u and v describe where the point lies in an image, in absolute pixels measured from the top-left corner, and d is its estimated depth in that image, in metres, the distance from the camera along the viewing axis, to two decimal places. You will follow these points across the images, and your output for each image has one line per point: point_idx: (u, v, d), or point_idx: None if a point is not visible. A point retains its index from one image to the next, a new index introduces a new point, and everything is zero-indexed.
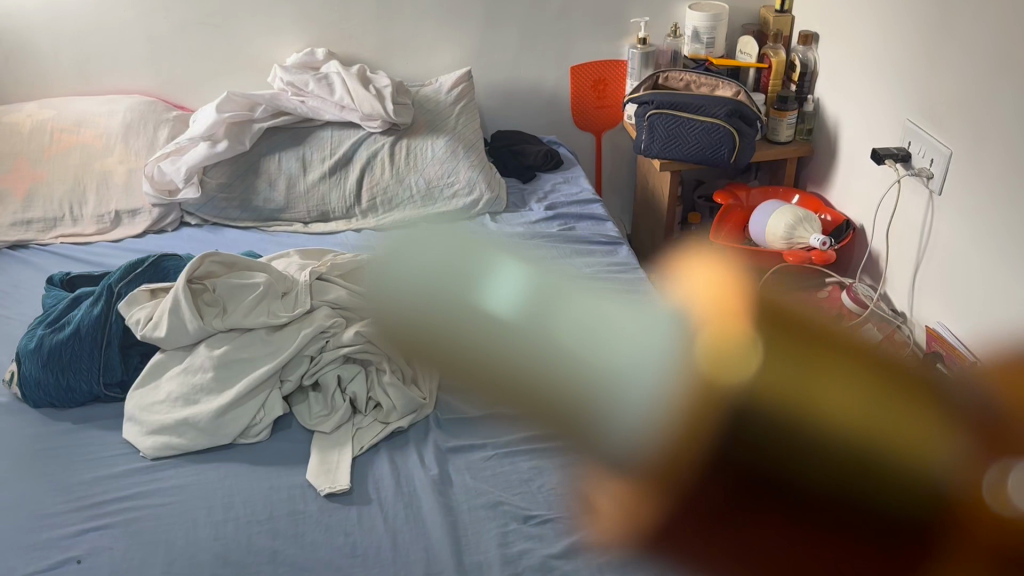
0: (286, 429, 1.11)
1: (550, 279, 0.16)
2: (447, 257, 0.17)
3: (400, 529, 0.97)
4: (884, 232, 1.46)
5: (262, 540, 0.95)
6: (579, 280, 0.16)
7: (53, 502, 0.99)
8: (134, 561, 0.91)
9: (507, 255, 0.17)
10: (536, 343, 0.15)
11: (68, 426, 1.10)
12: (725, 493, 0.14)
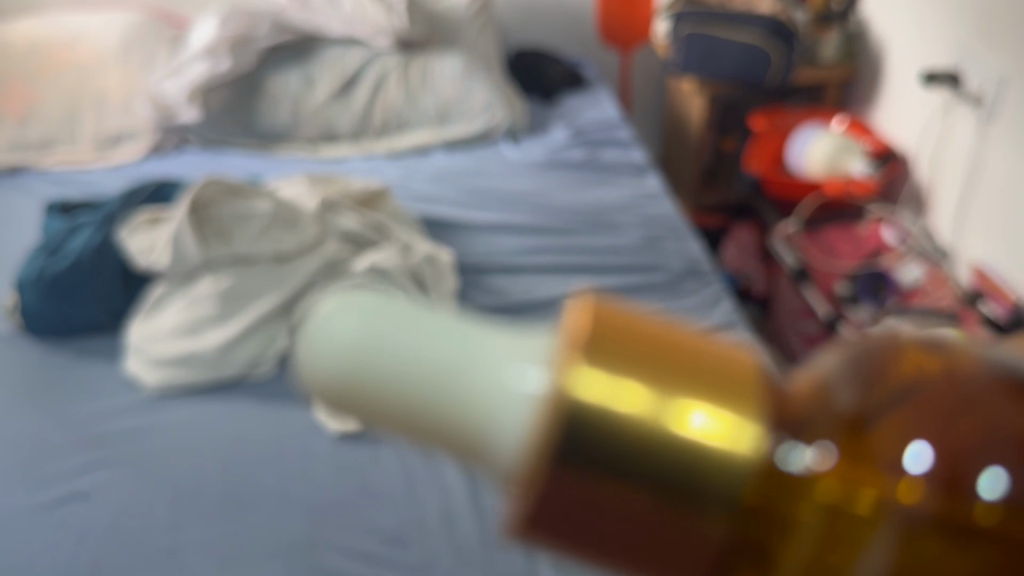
0: (296, 365, 1.06)
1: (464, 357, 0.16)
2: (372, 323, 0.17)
3: (415, 470, 0.94)
4: (931, 160, 1.37)
5: (272, 479, 0.91)
6: (470, 340, 0.16)
7: (57, 435, 0.96)
8: (140, 498, 0.89)
9: (407, 325, 0.16)
10: (443, 407, 0.16)
11: (70, 358, 1.06)
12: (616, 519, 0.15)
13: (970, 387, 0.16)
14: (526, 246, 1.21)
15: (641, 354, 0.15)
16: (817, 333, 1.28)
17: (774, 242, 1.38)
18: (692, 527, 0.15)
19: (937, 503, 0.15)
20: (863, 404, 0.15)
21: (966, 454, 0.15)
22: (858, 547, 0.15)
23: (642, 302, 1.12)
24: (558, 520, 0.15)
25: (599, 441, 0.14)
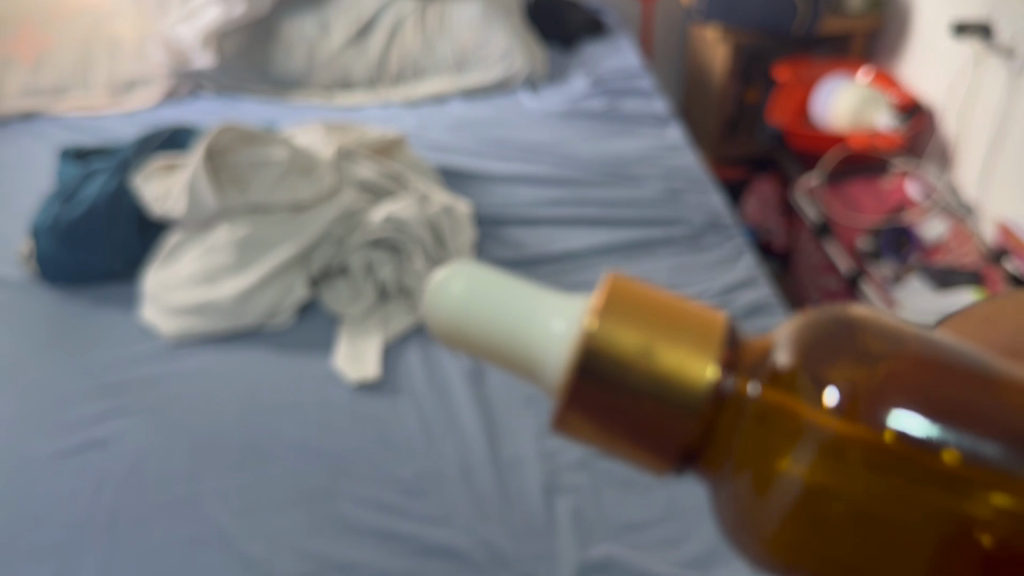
0: (313, 315, 1.05)
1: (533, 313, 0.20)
2: (476, 284, 0.20)
3: (432, 421, 0.95)
4: (959, 114, 1.33)
5: (291, 427, 0.92)
6: (542, 300, 0.20)
7: (74, 383, 0.96)
8: (160, 446, 0.90)
9: (500, 290, 0.20)
10: (517, 347, 0.20)
11: (86, 305, 1.05)
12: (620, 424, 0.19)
13: (900, 350, 0.20)
14: (545, 198, 1.20)
15: (641, 312, 0.18)
16: (837, 289, 1.28)
17: (796, 194, 1.36)
18: (681, 425, 0.19)
19: (856, 427, 0.19)
20: (813, 346, 0.20)
21: (870, 398, 0.19)
22: (786, 447, 0.19)
23: (662, 257, 1.10)
24: (581, 422, 0.19)
25: (607, 363, 0.18)
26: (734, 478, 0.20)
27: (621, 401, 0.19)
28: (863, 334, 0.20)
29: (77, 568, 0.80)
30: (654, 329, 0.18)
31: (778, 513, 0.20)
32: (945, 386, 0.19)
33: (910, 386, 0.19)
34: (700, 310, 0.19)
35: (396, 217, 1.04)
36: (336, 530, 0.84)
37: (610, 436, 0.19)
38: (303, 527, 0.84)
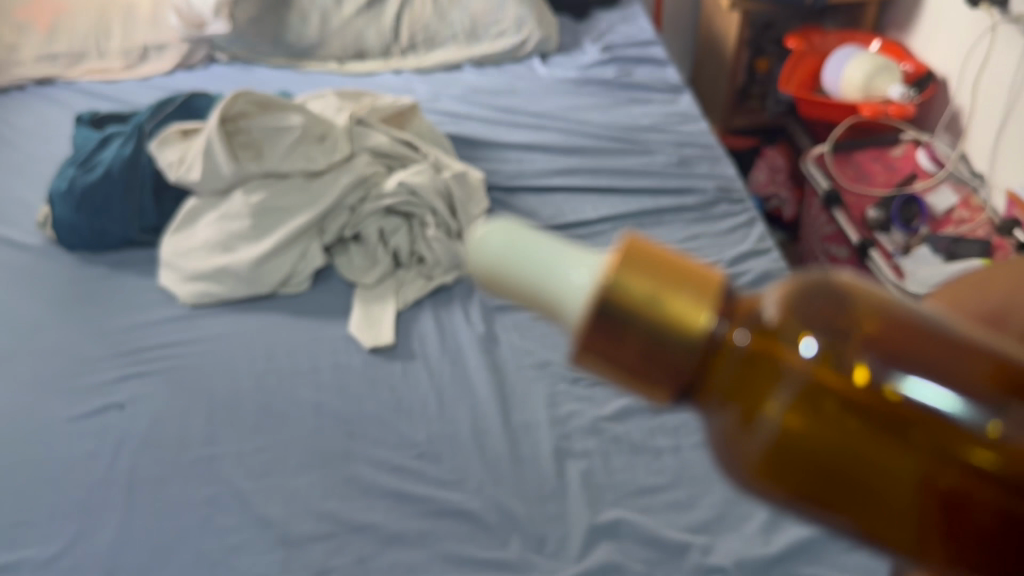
0: (327, 281, 1.07)
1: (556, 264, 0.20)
2: (506, 235, 0.20)
3: (446, 386, 0.96)
4: (972, 85, 1.33)
5: (307, 392, 0.94)
6: (563, 253, 0.20)
7: (93, 347, 0.98)
8: (178, 410, 0.92)
9: (528, 242, 0.20)
10: (540, 295, 0.20)
11: (103, 271, 1.06)
12: (623, 362, 0.19)
13: (878, 306, 0.20)
14: (557, 166, 1.20)
15: (646, 263, 0.19)
16: (846, 259, 1.29)
17: (806, 163, 1.36)
18: (682, 366, 0.19)
19: (833, 373, 0.19)
20: (795, 297, 0.20)
21: (850, 347, 0.19)
22: (766, 387, 0.20)
23: (673, 225, 1.11)
24: (597, 362, 0.20)
25: (617, 314, 0.18)
26: (721, 411, 0.20)
27: (624, 343, 0.19)
28: (843, 288, 0.20)
29: (99, 528, 0.82)
30: (661, 279, 0.18)
31: (755, 450, 0.20)
32: (917, 341, 0.20)
33: (883, 337, 0.19)
34: (703, 265, 0.19)
35: (409, 185, 1.04)
36: (351, 492, 0.86)
37: (623, 374, 0.20)
38: (319, 490, 0.86)
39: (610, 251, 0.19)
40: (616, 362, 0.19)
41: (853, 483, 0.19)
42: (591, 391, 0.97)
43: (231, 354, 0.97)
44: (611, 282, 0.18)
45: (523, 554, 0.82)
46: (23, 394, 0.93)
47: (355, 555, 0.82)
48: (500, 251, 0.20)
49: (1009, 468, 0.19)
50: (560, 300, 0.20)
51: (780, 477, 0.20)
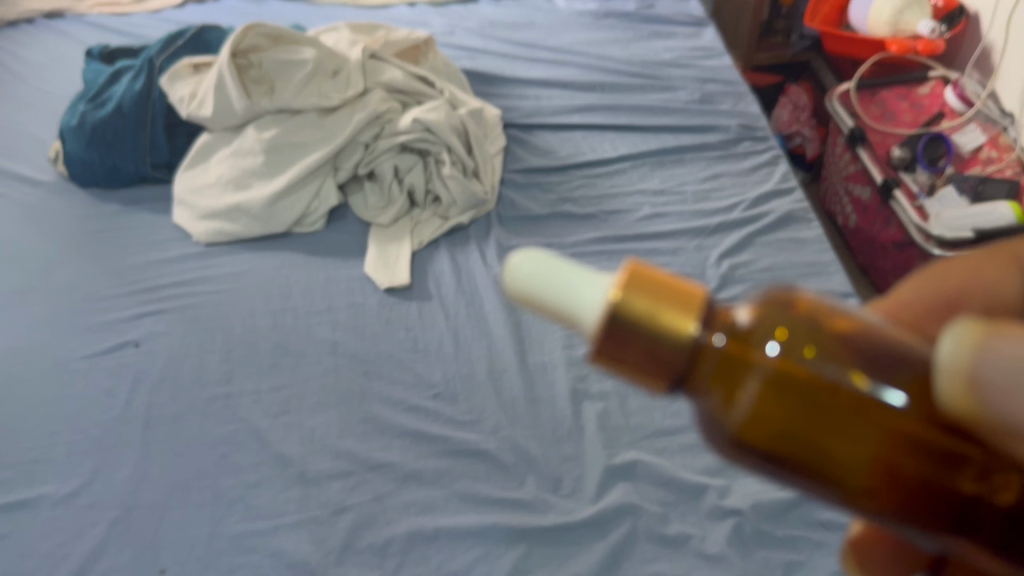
0: (342, 220, 1.06)
1: (575, 284, 0.25)
2: (539, 263, 0.25)
3: (461, 326, 0.96)
4: (1007, 19, 1.25)
5: (323, 331, 0.94)
6: (582, 275, 0.25)
7: (107, 285, 0.97)
8: (193, 347, 0.92)
9: (554, 268, 0.25)
10: (562, 308, 0.25)
11: (115, 209, 1.05)
12: (628, 360, 0.25)
13: (824, 314, 0.26)
14: (575, 103, 1.17)
15: (646, 285, 0.24)
16: (868, 199, 1.28)
17: (829, 102, 1.34)
18: (675, 364, 0.25)
19: (792, 365, 0.26)
20: (765, 307, 0.26)
21: (804, 347, 0.26)
22: (738, 376, 0.26)
23: (695, 163, 1.10)
24: (607, 359, 0.25)
25: (625, 322, 0.24)
26: (706, 394, 0.26)
27: (629, 347, 0.25)
28: (803, 302, 0.27)
29: (117, 465, 0.83)
30: (659, 299, 0.24)
31: (731, 421, 0.26)
32: (857, 343, 0.26)
33: (832, 341, 0.26)
34: (690, 283, 0.25)
35: (423, 121, 1.01)
36: (367, 431, 0.87)
37: (628, 368, 0.25)
38: (336, 429, 0.87)
39: (618, 273, 0.25)
40: (624, 359, 0.25)
41: (801, 442, 0.26)
42: None
43: (246, 293, 0.97)
44: (620, 300, 0.24)
45: (538, 494, 0.82)
46: (37, 331, 0.93)
47: (372, 493, 0.82)
48: (526, 274, 0.25)
49: (912, 431, 0.26)
50: (578, 313, 0.25)
51: (756, 444, 0.26)
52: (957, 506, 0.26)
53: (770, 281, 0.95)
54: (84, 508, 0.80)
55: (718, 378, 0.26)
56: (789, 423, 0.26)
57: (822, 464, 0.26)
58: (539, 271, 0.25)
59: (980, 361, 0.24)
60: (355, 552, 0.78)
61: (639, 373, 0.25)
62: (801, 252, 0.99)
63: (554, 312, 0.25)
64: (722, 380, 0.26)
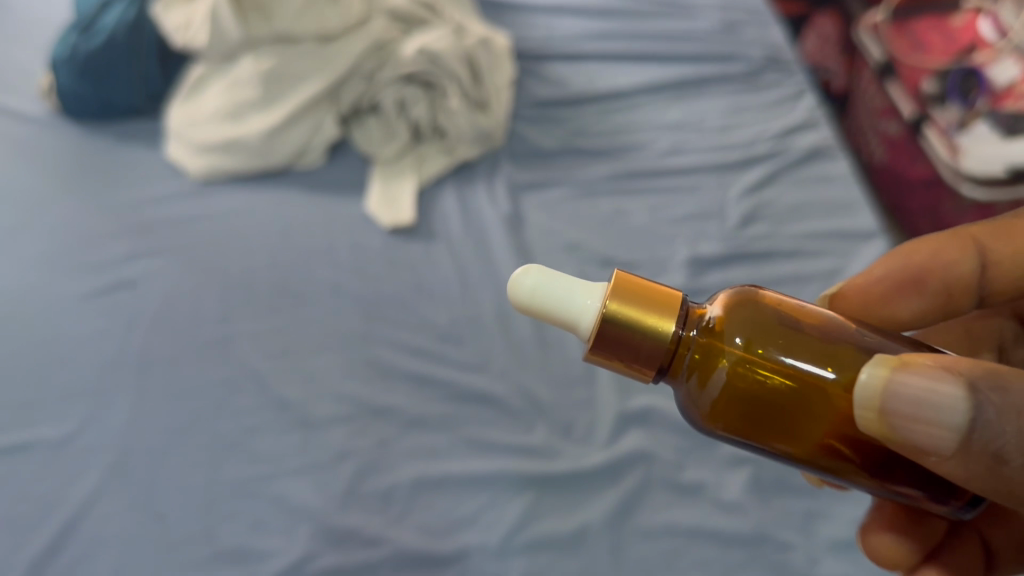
0: (343, 156, 1.01)
1: (575, 295, 0.40)
2: (545, 284, 0.40)
3: (468, 266, 0.92)
4: None
5: (324, 271, 0.90)
6: (581, 290, 0.40)
7: (101, 223, 0.94)
8: (190, 287, 0.88)
9: (558, 288, 0.40)
10: (564, 311, 0.40)
11: (109, 144, 1.01)
12: (622, 350, 0.39)
13: (777, 318, 0.40)
14: (591, 30, 1.12)
15: (630, 295, 0.39)
16: (896, 134, 1.23)
17: (860, 33, 1.29)
18: (654, 353, 0.39)
19: (750, 355, 0.39)
20: (733, 312, 0.40)
21: (757, 340, 0.39)
22: (711, 361, 0.39)
23: (715, 96, 1.05)
24: (602, 351, 0.40)
25: (614, 322, 0.39)
26: (691, 376, 0.40)
27: (619, 342, 0.39)
28: (765, 305, 0.40)
29: (111, 407, 0.80)
30: (641, 305, 0.39)
31: (709, 393, 0.40)
32: (802, 337, 0.39)
33: (778, 336, 0.39)
34: (662, 290, 0.40)
35: (430, 51, 0.96)
36: (371, 373, 0.83)
37: (622, 356, 0.40)
38: (338, 371, 0.83)
39: (609, 286, 0.40)
40: (617, 350, 0.40)
41: (758, 408, 0.39)
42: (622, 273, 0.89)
43: (246, 231, 0.93)
44: (611, 307, 0.39)
45: (549, 439, 0.79)
46: (30, 271, 0.89)
47: (376, 438, 0.79)
48: (538, 292, 0.40)
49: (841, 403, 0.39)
50: (577, 315, 0.40)
51: (725, 408, 0.40)
52: (885, 455, 0.40)
53: (793, 219, 0.93)
54: (79, 451, 0.78)
55: (702, 367, 0.40)
56: (754, 406, 0.39)
57: (784, 434, 0.40)
58: (546, 289, 0.40)
59: (886, 395, 0.35)
60: (359, 498, 0.76)
61: (631, 359, 0.40)
62: (823, 191, 0.95)
63: (559, 315, 0.40)
64: (707, 369, 0.39)
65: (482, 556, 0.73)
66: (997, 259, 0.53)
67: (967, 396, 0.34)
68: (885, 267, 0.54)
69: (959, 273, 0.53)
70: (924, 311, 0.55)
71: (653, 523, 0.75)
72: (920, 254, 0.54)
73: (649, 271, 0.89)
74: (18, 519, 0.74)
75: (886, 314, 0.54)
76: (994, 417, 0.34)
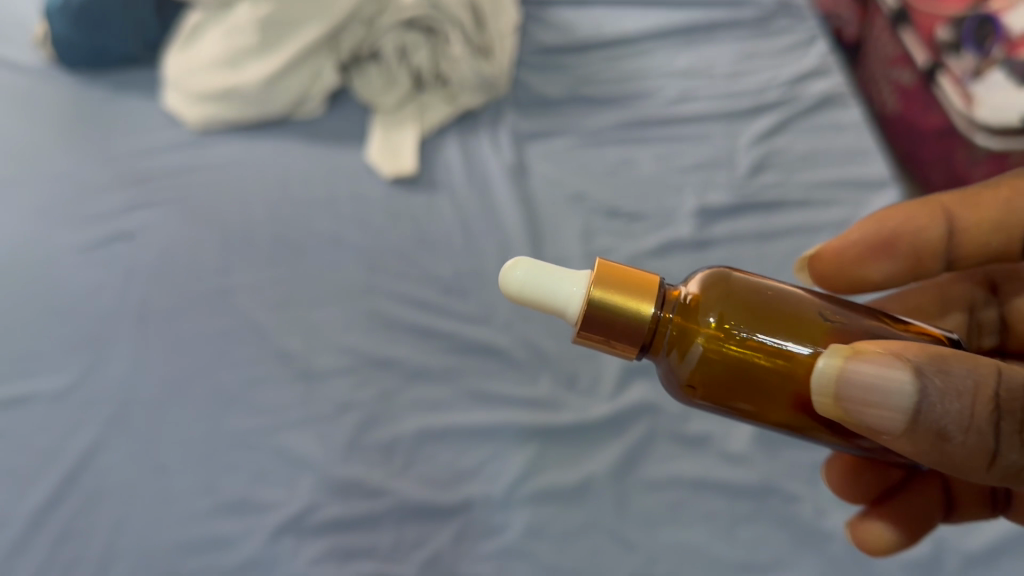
0: (343, 105, 1.00)
1: (564, 286, 0.38)
2: (535, 279, 0.39)
3: (471, 217, 0.90)
4: None
5: (324, 223, 0.89)
6: (567, 280, 0.39)
7: (97, 175, 0.92)
8: (188, 238, 0.87)
9: (547, 281, 0.39)
10: (554, 303, 0.39)
11: (104, 95, 0.99)
12: (608, 335, 0.38)
13: (750, 297, 0.39)
14: None
15: (612, 279, 0.38)
16: (909, 84, 1.21)
17: None
18: (638, 336, 0.38)
19: (724, 332, 0.38)
20: (708, 290, 0.39)
21: (732, 317, 0.38)
22: (689, 340, 0.38)
23: (726, 42, 1.03)
24: (589, 339, 0.39)
25: (599, 309, 0.37)
26: (669, 356, 0.39)
27: (606, 329, 0.38)
28: (735, 284, 0.39)
29: (110, 360, 0.79)
30: (623, 290, 0.37)
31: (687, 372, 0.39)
32: (772, 314, 0.39)
33: (749, 313, 0.38)
34: (643, 274, 0.38)
35: None
36: (373, 326, 0.82)
37: (607, 341, 0.38)
38: (340, 324, 0.82)
39: (593, 273, 0.38)
40: (601, 334, 0.38)
41: (737, 383, 0.38)
42: (629, 225, 0.88)
43: (245, 181, 0.92)
44: (596, 295, 0.37)
45: (554, 392, 0.78)
46: (27, 223, 0.88)
47: (378, 390, 0.78)
48: (525, 286, 0.39)
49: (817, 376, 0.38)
50: (567, 307, 0.38)
51: (704, 385, 0.39)
52: None
53: (805, 169, 0.91)
54: (78, 404, 0.77)
55: (679, 350, 0.38)
56: (731, 380, 0.38)
57: (762, 406, 0.39)
58: (537, 284, 0.39)
59: (840, 384, 0.35)
60: (362, 451, 0.75)
61: (614, 343, 0.38)
62: (835, 139, 0.93)
63: (550, 308, 0.39)
64: (684, 352, 0.38)
65: (485, 509, 0.72)
66: (967, 225, 0.52)
67: (914, 379, 0.35)
68: (861, 231, 0.54)
69: (927, 240, 0.53)
70: (897, 273, 0.54)
71: (658, 476, 0.74)
72: (892, 220, 0.53)
73: (655, 222, 0.88)
74: (17, 472, 0.73)
75: (858, 276, 0.54)
76: (938, 397, 0.35)
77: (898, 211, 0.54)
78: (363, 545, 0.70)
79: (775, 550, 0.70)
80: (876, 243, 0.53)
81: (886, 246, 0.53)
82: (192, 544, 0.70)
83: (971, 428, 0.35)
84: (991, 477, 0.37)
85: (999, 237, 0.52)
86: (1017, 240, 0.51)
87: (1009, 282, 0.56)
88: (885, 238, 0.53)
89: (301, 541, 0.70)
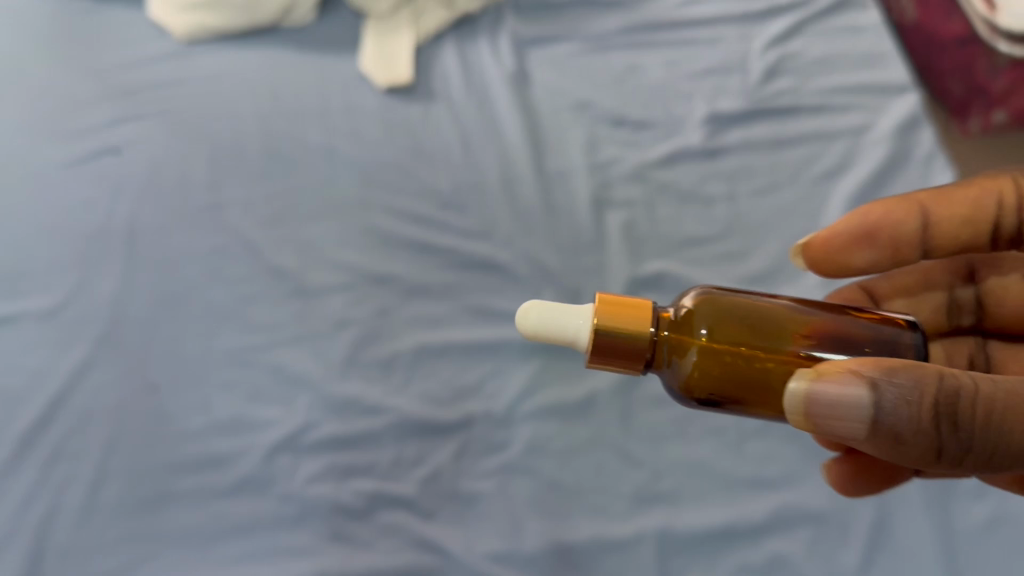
0: (335, 10, 0.95)
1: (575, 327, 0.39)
2: (548, 326, 0.40)
3: (470, 128, 0.86)
4: None
5: (317, 135, 0.85)
6: (575, 318, 0.39)
7: (82, 88, 0.88)
8: (177, 152, 0.84)
9: (559, 326, 0.39)
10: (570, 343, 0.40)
11: (86, 6, 0.95)
12: (613, 359, 0.39)
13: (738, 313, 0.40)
14: None
15: (611, 309, 0.38)
16: None
17: None
18: (640, 356, 0.39)
19: (717, 345, 0.39)
20: (700, 307, 0.40)
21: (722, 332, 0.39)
22: (685, 353, 0.39)
23: None
24: (601, 363, 0.40)
25: (605, 337, 0.38)
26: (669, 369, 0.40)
27: (614, 356, 0.39)
28: (723, 301, 0.40)
29: (100, 278, 0.76)
30: (623, 318, 0.38)
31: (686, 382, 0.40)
32: (761, 326, 0.40)
33: (738, 329, 0.39)
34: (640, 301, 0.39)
35: None
36: (370, 241, 0.79)
37: (612, 363, 0.39)
38: (335, 238, 0.79)
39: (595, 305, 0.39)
40: (606, 357, 0.39)
41: (735, 390, 0.39)
42: (635, 133, 0.85)
43: (235, 92, 0.88)
44: (600, 327, 0.38)
45: None
46: (11, 139, 0.84)
47: (376, 306, 0.76)
48: (541, 332, 0.40)
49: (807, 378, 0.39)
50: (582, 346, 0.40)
51: (704, 393, 0.40)
52: None
53: (820, 73, 0.86)
54: (69, 323, 0.74)
55: (677, 366, 0.40)
56: (729, 388, 0.39)
57: (762, 407, 0.40)
58: (552, 329, 0.40)
59: (806, 405, 0.36)
60: (359, 368, 0.73)
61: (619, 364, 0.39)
62: (853, 43, 0.88)
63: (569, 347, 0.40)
64: (681, 368, 0.39)
65: (486, 426, 0.70)
66: (942, 218, 0.52)
67: (870, 392, 0.36)
68: (846, 223, 0.53)
69: (904, 232, 0.52)
70: (877, 263, 0.54)
71: (664, 390, 0.71)
72: (874, 212, 0.52)
73: (662, 131, 0.84)
74: (7, 392, 0.71)
75: (841, 265, 0.53)
76: (893, 406, 0.36)
77: (881, 203, 0.53)
78: (362, 462, 0.68)
79: (786, 464, 0.68)
80: (859, 234, 0.52)
81: (869, 237, 0.53)
82: (187, 462, 0.68)
83: (926, 432, 0.36)
84: (949, 469, 0.38)
85: (973, 231, 0.52)
86: (987, 231, 0.52)
87: (984, 267, 0.56)
88: (868, 229, 0.52)
89: (298, 459, 0.68)
